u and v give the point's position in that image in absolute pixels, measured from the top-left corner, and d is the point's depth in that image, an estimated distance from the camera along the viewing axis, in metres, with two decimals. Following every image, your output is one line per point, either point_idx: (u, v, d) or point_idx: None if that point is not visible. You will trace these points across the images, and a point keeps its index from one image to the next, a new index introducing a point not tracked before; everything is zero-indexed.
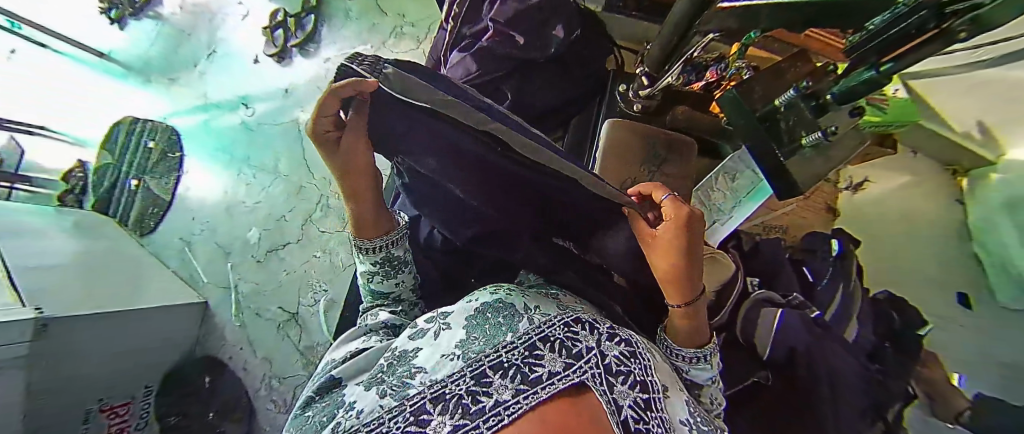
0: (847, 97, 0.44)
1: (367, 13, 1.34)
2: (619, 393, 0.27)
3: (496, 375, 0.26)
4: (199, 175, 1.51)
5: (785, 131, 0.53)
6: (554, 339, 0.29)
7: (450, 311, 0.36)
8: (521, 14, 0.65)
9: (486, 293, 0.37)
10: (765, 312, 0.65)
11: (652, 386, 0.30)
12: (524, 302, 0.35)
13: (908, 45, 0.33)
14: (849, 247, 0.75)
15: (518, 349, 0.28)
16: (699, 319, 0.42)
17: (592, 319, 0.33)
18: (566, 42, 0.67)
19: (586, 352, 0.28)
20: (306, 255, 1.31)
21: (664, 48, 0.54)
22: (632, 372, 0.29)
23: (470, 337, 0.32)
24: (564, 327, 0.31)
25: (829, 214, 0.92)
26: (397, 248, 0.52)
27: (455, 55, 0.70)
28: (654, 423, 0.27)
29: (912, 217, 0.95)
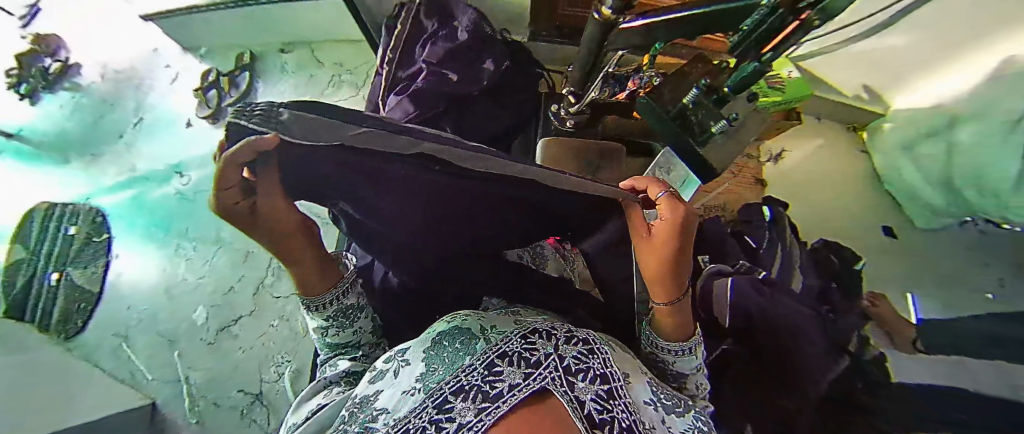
0: (742, 86, 0.52)
1: (305, 66, 1.35)
2: (580, 390, 0.30)
3: (458, 399, 0.29)
4: (128, 260, 1.33)
5: (697, 126, 0.58)
6: (512, 354, 0.33)
7: (407, 348, 0.39)
8: (451, 55, 0.71)
9: (443, 323, 0.41)
10: (717, 283, 0.73)
11: (611, 376, 0.33)
12: (480, 325, 0.39)
13: (787, 34, 0.41)
14: (779, 211, 0.84)
15: (479, 370, 0.32)
16: (684, 316, 0.47)
17: (547, 329, 0.37)
18: (497, 73, 0.73)
19: (543, 359, 0.32)
20: (262, 327, 1.20)
21: (585, 66, 0.60)
22: (591, 368, 0.33)
23: (430, 369, 0.35)
24: (522, 340, 0.35)
25: (757, 185, 1.00)
26: (349, 297, 0.52)
27: (392, 98, 0.72)
28: (617, 409, 0.31)
29: (829, 175, 1.07)
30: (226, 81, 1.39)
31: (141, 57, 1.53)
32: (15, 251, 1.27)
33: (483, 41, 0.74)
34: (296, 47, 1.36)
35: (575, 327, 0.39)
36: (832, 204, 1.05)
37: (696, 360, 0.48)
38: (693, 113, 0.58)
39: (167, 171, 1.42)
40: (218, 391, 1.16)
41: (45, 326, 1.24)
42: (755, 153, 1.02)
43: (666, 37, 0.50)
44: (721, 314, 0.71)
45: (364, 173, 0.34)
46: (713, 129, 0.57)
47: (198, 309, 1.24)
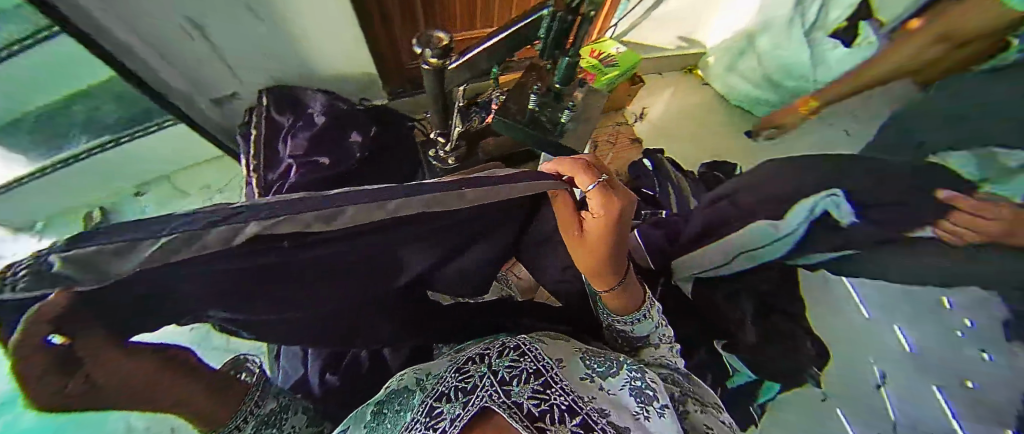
0: (567, 79, 0.59)
1: None
2: (518, 393, 0.33)
3: None
4: None
5: (548, 123, 0.64)
6: (448, 391, 0.35)
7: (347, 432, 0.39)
8: (316, 142, 0.74)
9: (382, 390, 0.42)
10: (631, 237, 0.81)
11: (545, 367, 0.37)
12: (417, 378, 0.41)
13: (578, 29, 0.50)
14: (657, 158, 0.99)
15: (421, 419, 0.33)
16: (629, 291, 0.52)
17: (479, 353, 0.39)
18: (367, 141, 0.77)
19: (479, 380, 0.35)
20: None
21: (439, 106, 0.64)
22: (525, 369, 0.36)
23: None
24: (456, 374, 0.37)
25: (635, 144, 1.14)
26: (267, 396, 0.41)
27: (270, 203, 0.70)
28: (556, 394, 0.34)
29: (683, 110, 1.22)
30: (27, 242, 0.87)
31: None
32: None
33: (341, 116, 0.77)
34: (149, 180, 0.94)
35: (507, 339, 0.41)
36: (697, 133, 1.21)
37: (651, 322, 0.53)
38: (542, 114, 0.64)
39: None
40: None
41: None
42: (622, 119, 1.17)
43: (488, 62, 0.55)
44: (645, 260, 0.79)
45: (224, 289, 0.28)
46: (562, 120, 0.64)
47: None
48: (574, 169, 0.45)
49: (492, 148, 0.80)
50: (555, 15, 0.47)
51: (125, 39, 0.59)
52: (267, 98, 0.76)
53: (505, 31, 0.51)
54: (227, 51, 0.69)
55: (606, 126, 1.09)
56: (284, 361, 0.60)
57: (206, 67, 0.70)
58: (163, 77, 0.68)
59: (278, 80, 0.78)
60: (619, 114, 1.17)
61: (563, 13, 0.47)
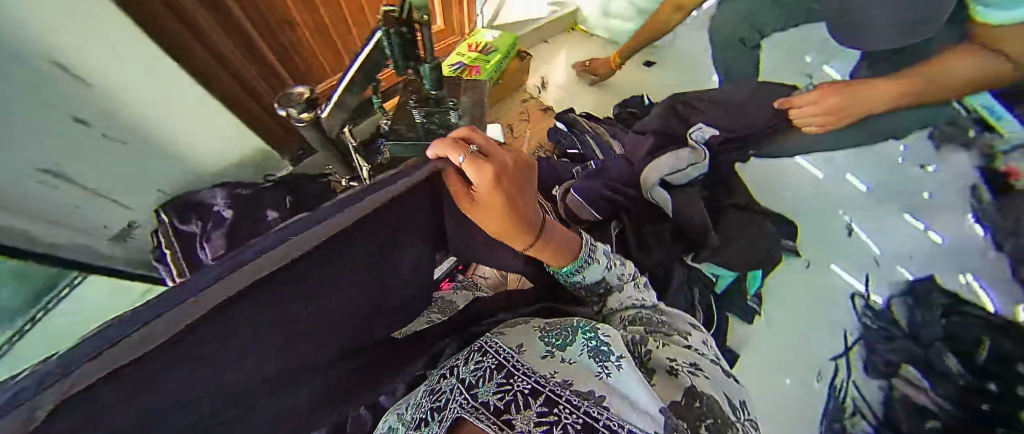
0: (437, 84, 0.60)
1: None
2: (482, 398, 0.31)
3: None
4: None
5: (441, 129, 0.65)
6: (417, 422, 0.33)
7: None
8: (233, 235, 0.73)
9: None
10: (569, 198, 0.83)
11: (505, 359, 0.35)
12: (391, 422, 0.37)
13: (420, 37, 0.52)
14: (568, 118, 1.04)
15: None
16: (556, 245, 0.52)
17: (443, 370, 0.37)
18: (283, 214, 0.77)
19: (444, 401, 0.32)
20: None
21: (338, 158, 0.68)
22: (486, 369, 0.34)
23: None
24: (424, 401, 0.35)
25: (547, 111, 1.16)
26: None
27: None
28: (519, 384, 0.32)
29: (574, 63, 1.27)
30: None
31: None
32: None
33: (251, 200, 0.77)
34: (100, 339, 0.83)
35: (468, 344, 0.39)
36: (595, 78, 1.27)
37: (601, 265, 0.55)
38: (432, 123, 0.65)
39: None
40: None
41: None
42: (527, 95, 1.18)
43: (354, 96, 0.55)
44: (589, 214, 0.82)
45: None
46: (452, 120, 0.66)
47: None
48: (444, 145, 0.42)
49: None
50: (390, 33, 0.49)
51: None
52: (165, 214, 0.74)
53: (354, 62, 0.51)
54: (104, 185, 0.65)
55: (511, 107, 1.14)
56: None
57: (87, 210, 0.66)
58: (51, 240, 0.64)
59: (170, 191, 0.75)
60: (521, 92, 1.18)
61: (393, 28, 0.48)
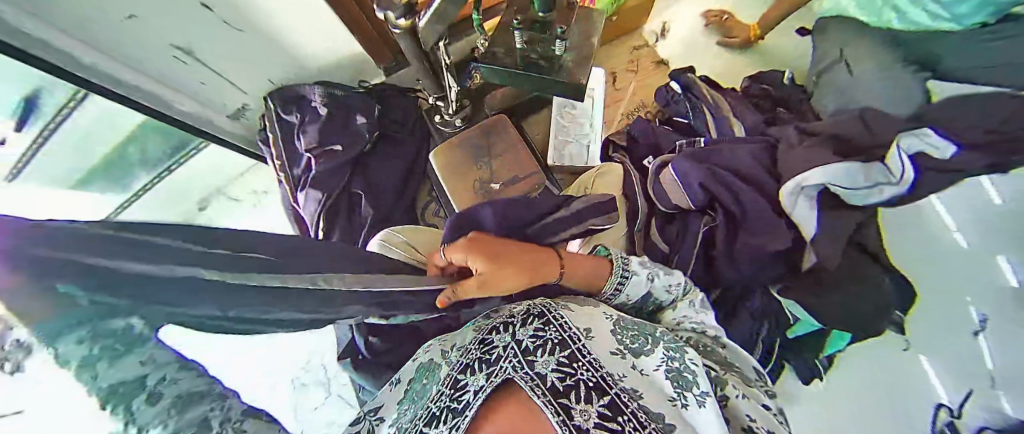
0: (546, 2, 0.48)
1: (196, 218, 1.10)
2: (540, 364, 0.32)
3: (430, 427, 0.32)
4: None
5: (542, 59, 0.56)
6: (471, 363, 0.35)
7: (377, 405, 0.40)
8: (325, 128, 0.77)
9: (409, 365, 0.42)
10: (663, 174, 0.69)
11: (571, 338, 0.35)
12: (440, 350, 0.41)
13: None
14: (686, 79, 0.80)
15: (445, 392, 0.33)
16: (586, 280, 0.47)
17: (501, 322, 0.38)
18: (371, 121, 0.79)
19: (501, 353, 0.34)
20: None
21: (425, 70, 0.64)
22: (550, 339, 0.34)
23: (404, 411, 0.37)
24: (479, 346, 0.36)
25: (660, 68, 0.95)
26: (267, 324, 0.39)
27: (301, 194, 0.77)
28: (582, 366, 0.32)
29: None
30: None
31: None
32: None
33: (342, 102, 0.79)
34: None
35: (532, 304, 0.39)
36: None
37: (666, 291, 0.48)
38: (531, 50, 0.55)
39: None
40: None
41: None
42: (640, 41, 0.97)
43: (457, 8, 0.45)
44: (681, 200, 0.67)
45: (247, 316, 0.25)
46: (558, 53, 0.55)
47: None
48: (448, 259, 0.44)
49: (498, 100, 0.79)
50: None
51: (128, 80, 0.61)
52: (273, 102, 0.78)
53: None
54: (221, 66, 0.69)
55: (618, 54, 0.96)
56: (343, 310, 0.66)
57: (211, 88, 0.72)
58: (180, 107, 0.70)
59: (277, 81, 0.79)
60: (635, 37, 0.97)
61: None
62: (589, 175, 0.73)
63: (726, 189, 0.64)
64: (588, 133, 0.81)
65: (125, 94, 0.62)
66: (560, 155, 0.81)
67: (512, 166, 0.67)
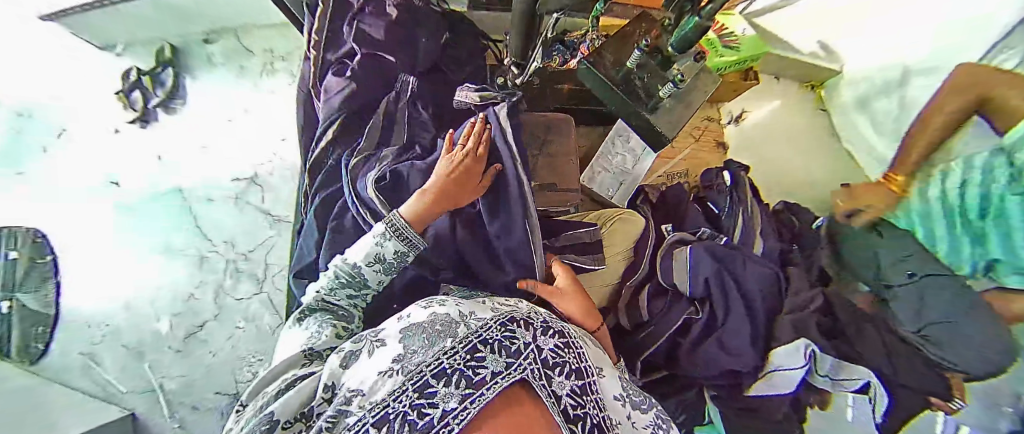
0: (685, 47, 0.45)
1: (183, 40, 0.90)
2: (557, 384, 0.29)
3: (440, 384, 0.25)
4: (73, 276, 0.78)
5: (642, 90, 0.53)
6: (491, 342, 0.29)
7: (381, 327, 0.34)
8: (391, 28, 0.69)
9: (418, 308, 0.34)
10: (678, 250, 0.68)
11: (587, 371, 0.32)
12: (458, 309, 0.33)
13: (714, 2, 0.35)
14: (739, 174, 0.79)
15: (460, 353, 0.28)
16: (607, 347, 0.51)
17: (527, 315, 0.34)
18: (436, 46, 0.72)
19: (525, 348, 0.29)
20: (228, 327, 0.77)
21: (520, 34, 0.56)
22: (568, 362, 0.31)
23: (405, 349, 0.30)
24: (501, 328, 0.31)
25: (720, 149, 0.94)
26: (388, 242, 0.48)
27: (330, 81, 0.70)
28: (591, 405, 0.30)
29: (795, 120, 0.99)
30: (146, 79, 0.89)
31: (26, 54, 0.89)
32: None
33: (416, 14, 0.72)
34: (219, 31, 0.91)
35: (552, 317, 0.36)
36: (797, 138, 0.98)
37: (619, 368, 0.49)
38: (638, 77, 0.52)
39: (93, 174, 0.85)
40: (194, 400, 0.72)
41: (14, 351, 0.72)
42: (715, 114, 0.95)
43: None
44: (681, 283, 0.66)
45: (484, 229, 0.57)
46: (661, 94, 0.52)
47: (156, 318, 0.76)
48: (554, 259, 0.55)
49: (565, 95, 0.74)
50: None
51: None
52: None
53: None
54: None
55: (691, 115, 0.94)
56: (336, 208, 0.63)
57: None
58: None
59: None
60: (714, 108, 0.96)
61: None
62: (614, 212, 0.71)
63: (724, 299, 0.62)
64: (630, 173, 0.78)
65: None
66: (591, 178, 0.79)
67: (550, 169, 0.63)
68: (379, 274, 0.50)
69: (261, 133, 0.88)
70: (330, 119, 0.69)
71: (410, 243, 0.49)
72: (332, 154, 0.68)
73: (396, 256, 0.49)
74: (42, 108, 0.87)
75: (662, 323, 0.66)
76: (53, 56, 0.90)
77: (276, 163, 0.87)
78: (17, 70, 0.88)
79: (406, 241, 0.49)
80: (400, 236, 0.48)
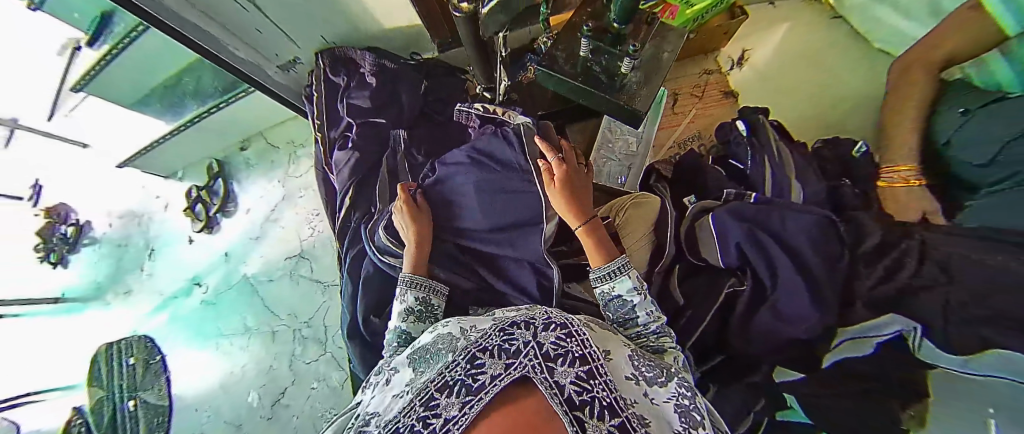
0: (626, 16, 0.44)
1: (226, 156, 1.06)
2: (561, 374, 0.31)
3: (444, 396, 0.31)
4: (182, 368, 0.93)
5: (603, 74, 0.52)
6: (491, 348, 0.35)
7: (397, 359, 0.43)
8: (376, 93, 0.77)
9: (431, 332, 0.44)
10: (702, 220, 0.63)
11: (592, 356, 0.35)
12: (462, 327, 0.42)
13: None
14: (758, 121, 0.73)
15: (463, 366, 0.34)
16: (601, 237, 0.51)
17: (529, 320, 0.38)
18: (417, 96, 0.79)
19: (523, 346, 0.34)
20: (304, 390, 0.85)
21: (478, 58, 0.59)
22: (571, 351, 0.34)
23: (415, 372, 0.38)
24: (500, 334, 0.37)
25: (729, 98, 0.88)
26: (408, 295, 0.54)
27: (336, 154, 0.78)
28: (600, 387, 0.31)
29: (811, 45, 0.90)
30: (203, 192, 1.03)
31: (118, 198, 1.10)
32: (94, 393, 0.88)
33: (392, 76, 0.78)
34: (250, 137, 1.06)
35: (555, 314, 0.40)
36: (820, 62, 0.88)
37: (599, 270, 0.49)
38: (595, 62, 0.52)
39: (182, 282, 1.01)
40: None
41: None
42: (714, 66, 0.90)
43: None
44: (712, 256, 0.61)
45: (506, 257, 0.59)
46: (623, 71, 0.51)
47: (247, 392, 0.87)
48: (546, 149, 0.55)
49: (548, 101, 0.76)
50: None
51: (195, 22, 0.63)
52: (322, 61, 0.80)
53: None
54: (282, 19, 0.70)
55: (687, 75, 0.90)
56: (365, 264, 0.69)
57: (267, 36, 0.73)
58: (235, 52, 0.72)
59: (331, 40, 0.80)
60: (711, 60, 0.91)
61: None
62: (625, 200, 0.68)
63: (765, 258, 0.55)
64: (635, 154, 0.76)
65: (184, 32, 0.62)
66: (598, 172, 0.76)
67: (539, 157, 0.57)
68: (418, 324, 0.53)
69: (298, 213, 1.00)
70: (344, 186, 0.76)
71: (433, 290, 0.56)
72: (351, 216, 0.75)
73: (421, 304, 0.54)
74: (134, 239, 1.07)
75: (703, 305, 0.60)
76: (132, 194, 1.10)
77: (315, 237, 0.97)
78: (113, 211, 1.10)
79: (421, 287, 0.55)
80: (423, 287, 0.55)
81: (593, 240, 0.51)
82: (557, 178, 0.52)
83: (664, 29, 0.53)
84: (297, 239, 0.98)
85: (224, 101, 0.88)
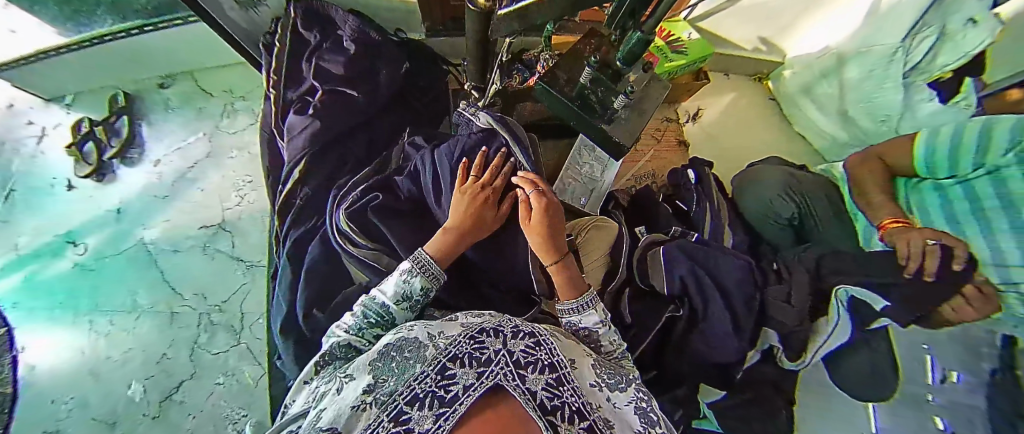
0: (631, 59, 0.47)
1: (139, 91, 0.89)
2: (532, 381, 0.32)
3: (413, 409, 0.30)
4: (31, 341, 0.75)
5: (598, 104, 0.54)
6: (461, 356, 0.34)
7: (350, 368, 0.39)
8: (353, 60, 0.71)
9: (392, 335, 0.41)
10: (653, 253, 0.66)
11: (559, 364, 0.36)
12: (426, 332, 0.38)
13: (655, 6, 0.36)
14: (703, 172, 0.80)
15: (431, 376, 0.32)
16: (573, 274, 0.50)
17: (496, 325, 0.37)
18: (398, 76, 0.74)
19: (495, 355, 0.33)
20: (207, 384, 0.73)
21: (478, 56, 0.58)
22: (541, 358, 0.35)
23: (377, 381, 0.35)
24: (470, 341, 0.35)
25: (682, 147, 0.97)
26: (416, 280, 0.47)
27: (292, 119, 0.69)
28: (568, 393, 0.33)
29: None
30: (98, 129, 0.86)
31: None
32: None
33: (374, 48, 0.73)
34: (175, 75, 0.90)
35: (523, 321, 0.39)
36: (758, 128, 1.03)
37: (567, 305, 0.49)
38: (592, 91, 0.54)
39: (50, 237, 0.81)
40: None
41: None
42: (674, 115, 1.00)
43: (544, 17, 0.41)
44: (659, 284, 0.64)
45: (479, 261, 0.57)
46: (615, 106, 0.54)
47: (127, 384, 0.72)
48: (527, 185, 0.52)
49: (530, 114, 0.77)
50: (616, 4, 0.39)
51: None
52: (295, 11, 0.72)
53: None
54: None
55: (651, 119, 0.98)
56: (311, 248, 0.62)
57: None
58: None
59: None
60: (671, 109, 1.00)
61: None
62: (585, 222, 0.70)
63: (703, 296, 0.59)
64: (599, 181, 0.77)
65: None
66: (562, 190, 0.78)
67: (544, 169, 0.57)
68: (407, 313, 0.47)
69: (225, 174, 0.86)
70: (297, 158, 0.68)
71: (433, 276, 0.48)
72: (298, 192, 0.67)
73: (421, 294, 0.48)
74: None
75: (641, 326, 0.64)
76: None
77: (242, 207, 0.85)
78: None
79: (431, 276, 0.48)
80: (425, 270, 0.48)
81: (565, 277, 0.50)
82: (535, 222, 0.50)
83: (653, 77, 0.57)
84: (219, 204, 0.85)
85: (155, 24, 0.74)
